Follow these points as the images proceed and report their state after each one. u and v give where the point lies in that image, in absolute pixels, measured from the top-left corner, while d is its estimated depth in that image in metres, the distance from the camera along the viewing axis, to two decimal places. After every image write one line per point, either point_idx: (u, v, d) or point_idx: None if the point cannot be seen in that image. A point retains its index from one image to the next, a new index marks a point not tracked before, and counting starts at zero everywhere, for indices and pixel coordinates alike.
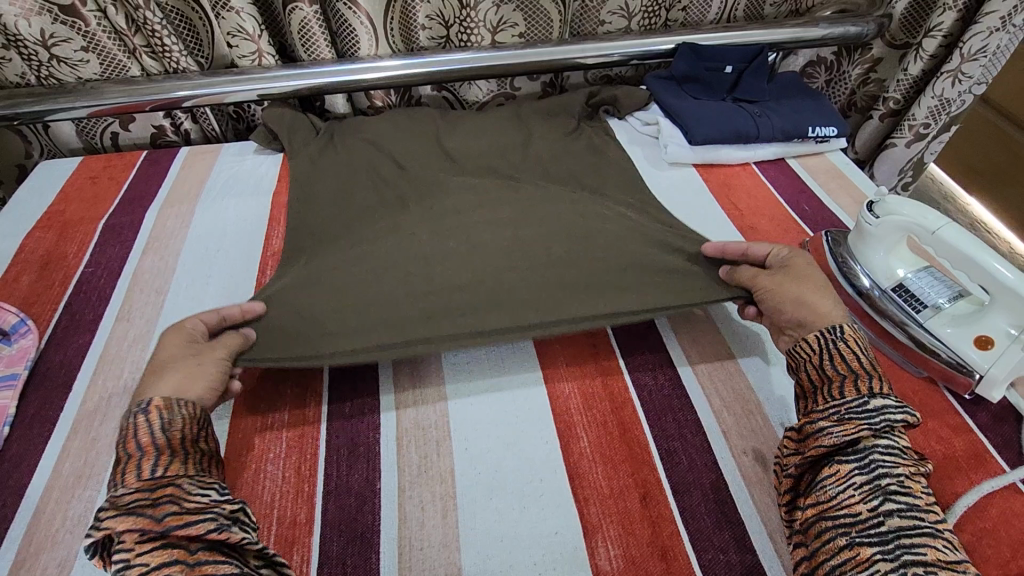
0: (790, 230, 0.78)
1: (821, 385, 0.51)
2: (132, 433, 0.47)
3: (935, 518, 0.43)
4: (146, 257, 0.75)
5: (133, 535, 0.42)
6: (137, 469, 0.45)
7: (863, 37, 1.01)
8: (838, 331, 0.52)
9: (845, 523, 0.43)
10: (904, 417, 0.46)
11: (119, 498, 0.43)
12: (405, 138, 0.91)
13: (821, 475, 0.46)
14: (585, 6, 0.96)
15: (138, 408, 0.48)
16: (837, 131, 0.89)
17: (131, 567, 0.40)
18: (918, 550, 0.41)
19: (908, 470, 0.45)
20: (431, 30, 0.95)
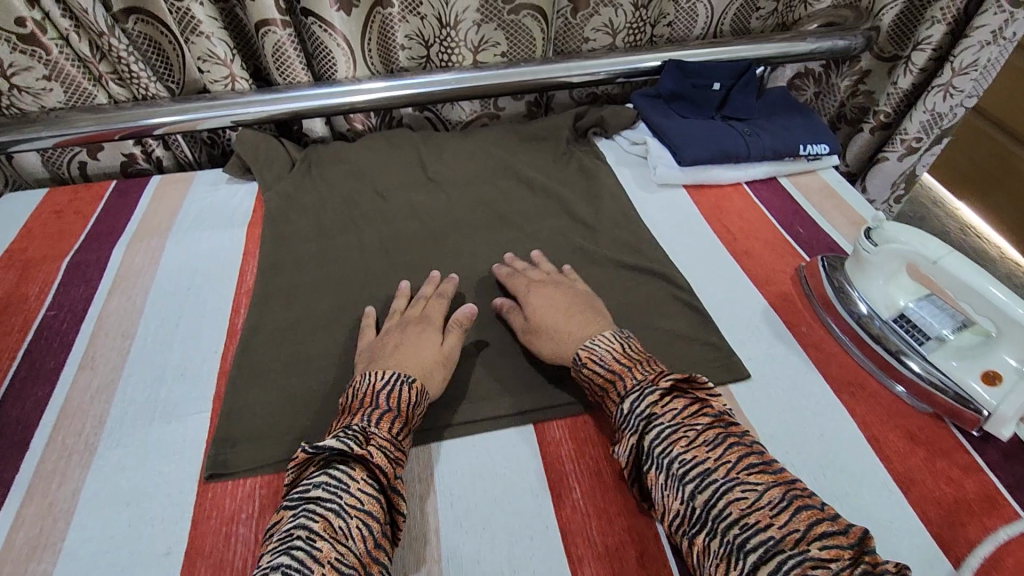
0: (784, 254, 0.76)
1: (604, 403, 0.56)
2: (395, 393, 0.54)
3: (731, 465, 0.47)
4: (112, 297, 0.72)
5: (365, 468, 0.48)
6: (387, 422, 0.52)
7: (852, 51, 1.00)
8: (576, 360, 0.58)
9: (680, 523, 0.47)
10: (647, 400, 0.52)
11: (373, 435, 0.50)
12: (386, 166, 0.88)
13: (648, 485, 0.50)
14: (569, 24, 0.93)
15: (400, 378, 0.55)
16: (829, 149, 0.87)
17: (348, 496, 0.46)
18: (725, 514, 0.44)
19: (684, 440, 0.49)
20: (411, 51, 0.92)
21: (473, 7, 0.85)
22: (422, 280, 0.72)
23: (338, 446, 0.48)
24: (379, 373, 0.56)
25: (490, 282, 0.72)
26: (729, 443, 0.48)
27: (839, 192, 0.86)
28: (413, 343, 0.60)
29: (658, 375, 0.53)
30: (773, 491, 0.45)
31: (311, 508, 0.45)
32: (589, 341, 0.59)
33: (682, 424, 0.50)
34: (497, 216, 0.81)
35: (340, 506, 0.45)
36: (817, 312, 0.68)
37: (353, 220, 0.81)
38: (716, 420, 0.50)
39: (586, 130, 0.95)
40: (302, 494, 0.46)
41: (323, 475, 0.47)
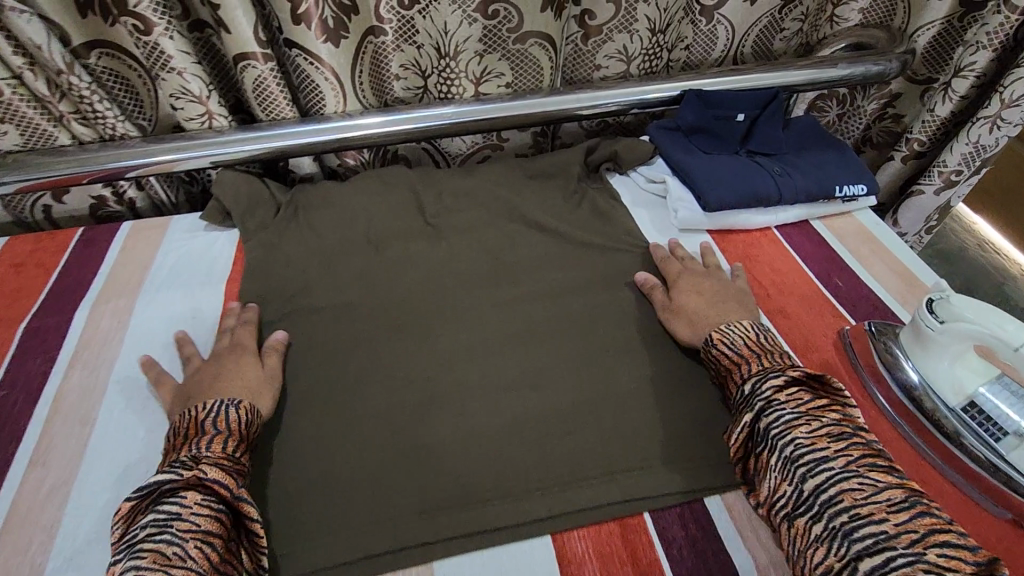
0: (824, 313, 0.68)
1: (726, 384, 0.59)
2: (220, 416, 0.53)
3: (852, 458, 0.47)
4: (72, 372, 0.64)
5: (198, 492, 0.47)
6: (220, 442, 0.51)
7: (885, 76, 0.92)
8: (707, 341, 0.60)
9: (784, 503, 0.49)
10: (770, 386, 0.53)
11: (203, 457, 0.49)
12: (380, 209, 0.80)
13: (759, 466, 0.52)
14: (578, 51, 0.85)
15: (227, 402, 0.54)
16: (867, 189, 0.79)
17: (182, 522, 0.44)
18: (835, 500, 0.45)
19: (805, 428, 0.50)
20: (406, 81, 0.84)
21: (475, 36, 0.77)
22: (420, 349, 0.65)
23: (162, 480, 0.47)
24: (205, 402, 0.54)
25: (496, 350, 0.64)
26: (854, 440, 0.49)
27: (879, 236, 0.78)
28: (230, 370, 0.58)
29: (787, 364, 0.54)
30: (893, 491, 0.45)
31: (142, 546, 0.43)
32: (723, 325, 0.61)
33: (806, 414, 0.51)
34: (503, 268, 0.74)
35: (173, 534, 0.44)
36: (868, 386, 0.61)
37: (343, 275, 0.73)
38: (845, 416, 0.51)
39: (598, 164, 0.87)
40: (128, 542, 0.44)
41: (151, 513, 0.45)
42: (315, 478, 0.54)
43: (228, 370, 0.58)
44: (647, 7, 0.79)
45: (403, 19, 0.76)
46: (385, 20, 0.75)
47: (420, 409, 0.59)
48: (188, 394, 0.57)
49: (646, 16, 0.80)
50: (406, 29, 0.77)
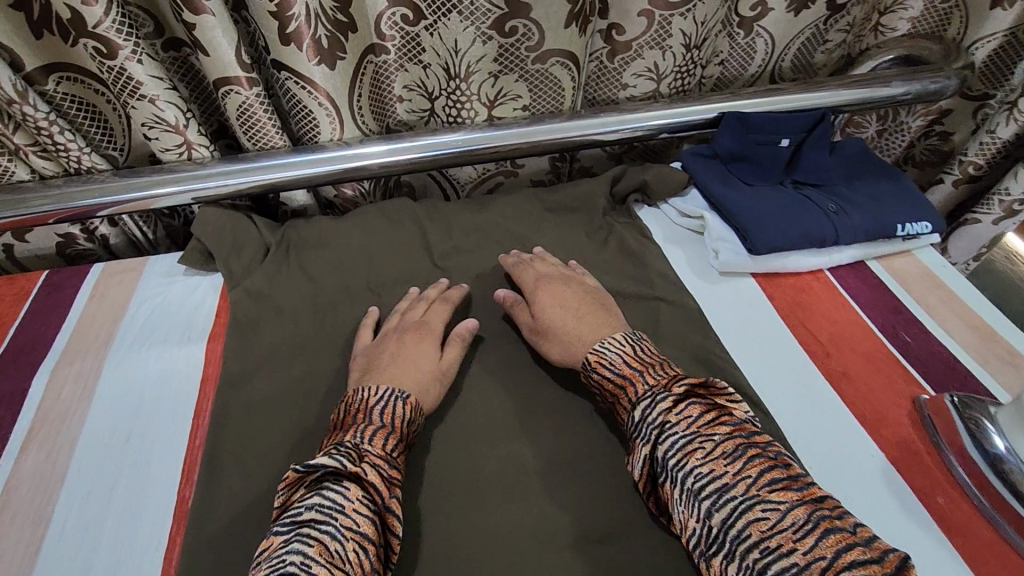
0: (894, 378, 0.59)
1: (616, 409, 0.53)
2: (389, 409, 0.51)
3: (750, 481, 0.43)
4: (26, 455, 0.55)
5: (359, 487, 0.44)
6: (383, 436, 0.49)
7: (943, 94, 0.83)
8: (585, 365, 0.55)
9: (696, 542, 0.43)
10: (659, 408, 0.48)
11: (366, 452, 0.46)
12: (383, 251, 0.71)
13: (665, 501, 0.46)
14: (603, 68, 0.76)
15: (393, 393, 0.52)
16: (931, 226, 0.71)
17: (346, 518, 0.42)
18: (744, 534, 0.41)
19: (701, 452, 0.45)
20: (411, 103, 0.75)
21: (489, 55, 0.68)
22: (432, 424, 0.56)
23: (331, 464, 0.44)
24: (373, 389, 0.52)
25: (520, 424, 0.56)
26: (749, 455, 0.44)
27: (945, 281, 0.70)
28: (414, 354, 0.57)
29: (670, 382, 0.50)
30: (797, 510, 0.41)
31: (305, 532, 0.41)
32: (599, 344, 0.55)
33: (698, 434, 0.46)
34: (524, 321, 0.65)
35: (337, 530, 0.41)
36: (948, 464, 0.53)
37: (343, 331, 0.64)
38: (737, 430, 0.46)
39: (623, 196, 0.78)
40: (292, 519, 0.42)
41: (316, 496, 0.43)
42: None
43: (400, 349, 0.57)
44: (683, 21, 0.70)
45: (408, 35, 0.67)
46: (387, 37, 0.66)
47: (433, 502, 0.51)
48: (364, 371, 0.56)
49: (681, 31, 0.71)
50: (411, 47, 0.68)
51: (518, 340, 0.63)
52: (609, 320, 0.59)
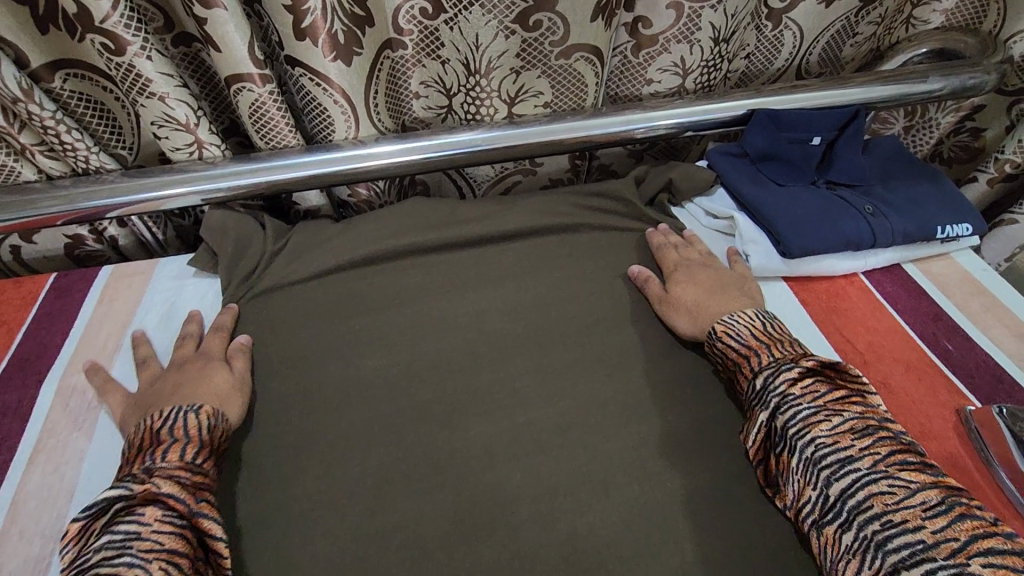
0: (938, 389, 0.57)
1: (735, 380, 0.55)
2: (178, 424, 0.49)
3: (880, 458, 0.43)
4: (34, 468, 0.53)
5: (157, 507, 0.43)
6: (180, 450, 0.47)
7: (979, 89, 0.80)
8: (710, 335, 0.57)
9: (810, 510, 0.45)
10: (784, 380, 0.49)
11: (158, 469, 0.45)
12: (399, 255, 0.69)
13: (777, 468, 0.48)
14: (626, 63, 0.73)
15: (189, 407, 0.50)
16: (972, 229, 0.68)
17: (142, 540, 0.41)
18: (864, 505, 0.42)
19: (825, 424, 0.46)
20: (428, 99, 0.72)
21: (512, 51, 0.65)
22: (452, 439, 0.54)
23: (114, 497, 0.43)
24: (161, 411, 0.50)
25: (544, 439, 0.54)
26: (881, 436, 0.45)
27: (987, 285, 0.67)
28: (196, 377, 0.55)
29: (799, 356, 0.51)
30: (928, 492, 0.41)
31: (98, 571, 0.38)
32: (726, 317, 0.57)
33: (825, 409, 0.47)
34: (545, 330, 0.63)
35: (136, 555, 0.40)
36: (998, 483, 0.51)
37: (358, 340, 0.62)
38: (871, 411, 0.47)
39: (649, 197, 0.75)
40: (85, 563, 0.39)
41: (105, 535, 0.41)
42: None
43: (195, 373, 0.55)
44: (713, 14, 0.67)
45: (426, 29, 0.64)
46: (406, 31, 0.64)
47: (456, 521, 0.49)
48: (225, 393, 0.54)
49: (711, 24, 0.68)
50: (429, 41, 0.65)
51: (541, 345, 0.61)
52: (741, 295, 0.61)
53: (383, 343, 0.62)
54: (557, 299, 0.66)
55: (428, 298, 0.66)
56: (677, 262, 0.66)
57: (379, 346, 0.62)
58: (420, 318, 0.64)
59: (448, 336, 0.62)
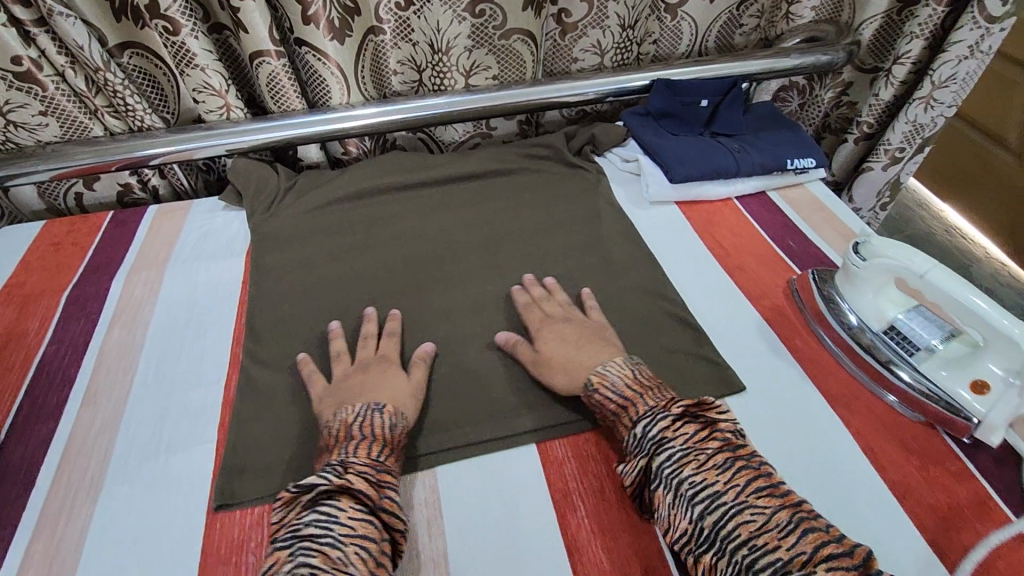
0: (778, 269, 0.77)
1: (615, 426, 0.57)
2: (368, 422, 0.56)
3: (740, 488, 0.47)
4: (113, 331, 0.72)
5: (351, 496, 0.49)
6: (366, 448, 0.53)
7: (834, 65, 1.04)
8: (588, 385, 0.59)
9: (687, 542, 0.48)
10: (660, 425, 0.52)
11: (351, 463, 0.51)
12: (381, 189, 0.90)
13: (652, 506, 0.51)
14: (557, 45, 0.96)
15: (370, 407, 0.57)
16: (816, 163, 0.89)
17: (342, 524, 0.47)
18: (733, 534, 0.45)
19: (694, 463, 0.49)
20: (404, 75, 0.94)
21: (465, 33, 0.86)
22: (423, 305, 0.74)
23: (320, 484, 0.49)
24: (353, 408, 0.57)
25: (488, 305, 0.73)
26: (737, 467, 0.49)
27: (828, 205, 0.87)
28: (382, 380, 0.62)
29: (667, 401, 0.54)
30: (780, 513, 0.46)
31: (308, 546, 0.45)
32: (603, 365, 0.60)
33: (694, 448, 0.50)
34: (492, 238, 0.82)
35: (336, 536, 0.46)
36: (817, 332, 0.68)
37: (352, 247, 0.82)
38: (727, 444, 0.51)
39: (579, 148, 0.96)
40: (295, 534, 0.47)
41: (312, 513, 0.48)
42: None
43: (376, 376, 0.62)
44: (616, 6, 0.90)
45: (401, 19, 0.85)
46: (385, 20, 0.85)
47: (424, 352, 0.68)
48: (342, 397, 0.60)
49: (616, 14, 0.92)
50: (403, 28, 0.87)
51: (491, 247, 0.81)
52: (606, 344, 0.64)
53: (373, 248, 0.82)
54: (505, 217, 0.86)
55: (405, 218, 0.86)
56: (539, 325, 0.68)
57: (368, 250, 0.81)
58: (401, 232, 0.84)
59: (421, 243, 0.82)
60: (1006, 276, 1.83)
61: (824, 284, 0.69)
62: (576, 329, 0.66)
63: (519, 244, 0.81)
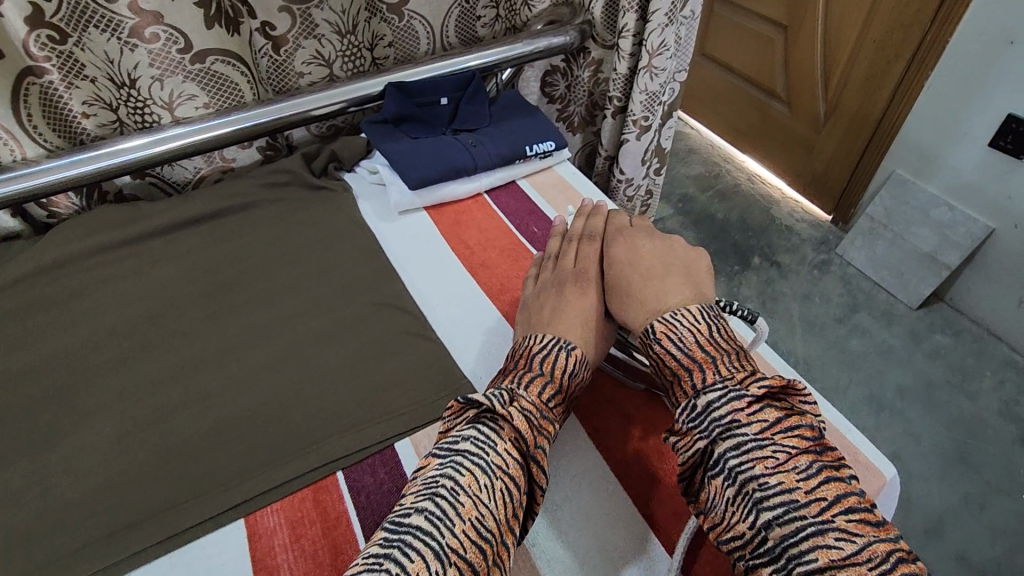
0: (518, 258, 0.77)
1: (672, 390, 0.52)
2: (551, 358, 0.55)
3: (827, 504, 0.40)
4: None
5: (511, 431, 0.48)
6: (541, 386, 0.53)
7: (570, 46, 1.07)
8: (651, 333, 0.54)
9: (741, 547, 0.42)
10: (733, 406, 0.45)
11: (519, 397, 0.50)
12: (84, 252, 0.77)
13: (707, 492, 0.46)
14: (275, 61, 0.89)
15: (560, 344, 0.56)
16: (556, 144, 0.91)
17: (496, 455, 0.47)
18: (807, 557, 0.38)
19: (770, 461, 0.42)
20: (98, 117, 0.81)
21: (145, 61, 0.77)
22: (127, 376, 0.64)
23: (486, 403, 0.49)
24: (540, 336, 0.58)
25: (209, 361, 0.66)
26: (826, 475, 0.41)
27: (572, 183, 0.89)
28: (568, 305, 0.62)
29: (748, 377, 0.47)
30: (875, 547, 0.38)
31: (460, 460, 0.46)
32: (668, 315, 0.55)
33: (771, 441, 0.43)
34: (220, 284, 0.74)
35: (490, 463, 0.46)
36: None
37: (42, 325, 0.69)
38: (812, 444, 0.43)
39: (324, 167, 0.90)
40: (450, 446, 0.47)
41: (473, 428, 0.49)
42: None
43: (560, 298, 0.63)
44: (323, 12, 0.86)
45: (62, 54, 0.73)
46: (42, 58, 0.73)
47: (120, 434, 0.59)
48: (527, 320, 0.63)
49: (325, 20, 0.87)
50: (70, 64, 0.75)
51: (217, 293, 0.73)
52: (687, 280, 0.60)
53: (72, 321, 0.70)
54: (237, 258, 0.78)
55: (116, 279, 0.75)
56: (617, 247, 0.66)
57: (65, 324, 0.70)
58: (109, 296, 0.73)
59: (133, 304, 0.72)
60: (801, 213, 2.03)
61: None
62: (657, 257, 0.63)
63: (252, 285, 0.74)
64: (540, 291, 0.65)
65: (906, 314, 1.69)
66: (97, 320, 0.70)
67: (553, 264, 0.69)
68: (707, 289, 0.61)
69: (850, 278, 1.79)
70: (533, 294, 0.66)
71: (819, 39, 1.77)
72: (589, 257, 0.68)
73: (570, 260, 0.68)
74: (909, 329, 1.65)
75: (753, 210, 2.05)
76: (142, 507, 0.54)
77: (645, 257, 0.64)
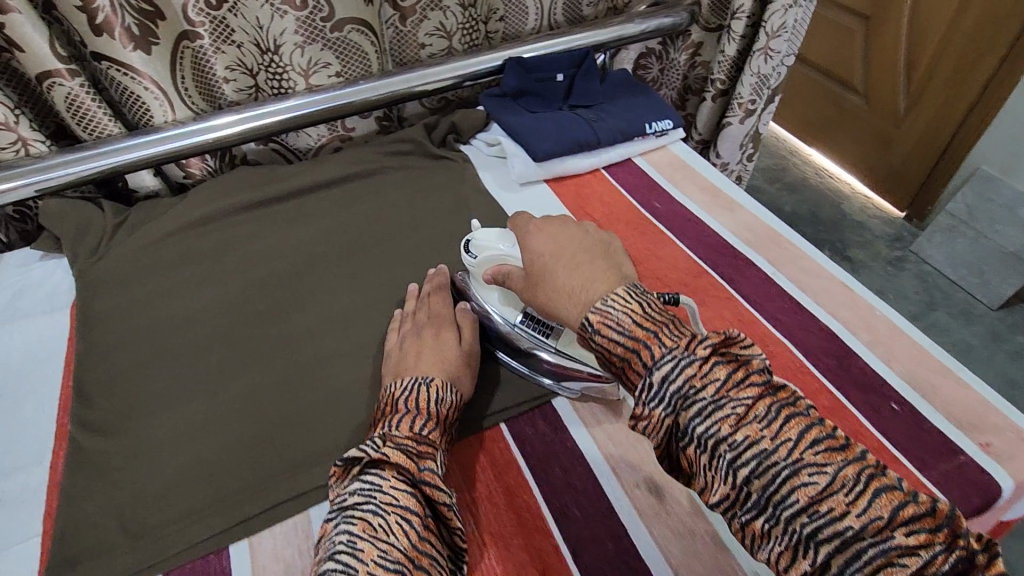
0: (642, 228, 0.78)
1: (626, 375, 0.46)
2: (413, 396, 0.53)
3: (792, 443, 0.38)
4: None
5: (393, 468, 0.46)
6: (410, 422, 0.50)
7: (678, 26, 1.08)
8: (588, 327, 0.47)
9: (727, 507, 0.39)
10: (687, 375, 0.41)
11: (391, 437, 0.48)
12: (228, 211, 0.80)
13: (685, 461, 0.41)
14: (400, 32, 0.92)
15: (416, 380, 0.54)
16: (672, 123, 0.92)
17: (383, 495, 0.44)
18: (789, 501, 0.36)
19: (733, 418, 0.39)
20: (237, 82, 0.85)
21: (291, 28, 0.80)
22: (284, 328, 0.67)
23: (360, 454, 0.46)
24: (400, 381, 0.55)
25: (358, 316, 0.69)
26: (784, 414, 0.39)
27: (688, 162, 0.90)
28: (425, 350, 0.59)
29: (692, 341, 0.42)
30: (846, 470, 0.37)
31: (349, 513, 0.43)
32: (602, 301, 0.47)
33: (728, 398, 0.40)
34: (357, 246, 0.77)
35: (377, 505, 0.43)
36: None
37: (198, 277, 0.73)
38: (764, 387, 0.41)
39: (443, 138, 0.93)
40: (337, 506, 0.44)
41: (356, 483, 0.45)
42: (183, 461, 0.55)
43: (414, 343, 0.60)
44: None
45: (215, 19, 0.77)
46: (197, 22, 0.76)
47: (285, 379, 0.62)
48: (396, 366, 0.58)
49: None
50: (221, 29, 0.78)
51: (355, 254, 0.76)
52: (612, 269, 0.52)
53: (224, 275, 0.74)
54: (370, 221, 0.80)
55: (260, 237, 0.78)
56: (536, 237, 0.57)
57: (219, 277, 0.73)
58: (255, 252, 0.76)
59: (278, 261, 0.75)
60: (872, 208, 1.99)
61: (455, 287, 0.70)
62: (570, 249, 0.54)
63: (387, 248, 0.77)
64: (401, 341, 0.61)
65: (985, 315, 1.66)
66: (249, 274, 0.74)
67: (410, 318, 0.64)
68: (630, 267, 0.54)
69: (926, 276, 1.76)
70: (399, 340, 0.62)
71: (905, 30, 1.73)
72: (445, 308, 0.65)
73: (426, 311, 0.64)
74: (989, 329, 1.62)
75: (822, 205, 2.02)
76: (317, 446, 0.57)
77: (563, 247, 0.55)
